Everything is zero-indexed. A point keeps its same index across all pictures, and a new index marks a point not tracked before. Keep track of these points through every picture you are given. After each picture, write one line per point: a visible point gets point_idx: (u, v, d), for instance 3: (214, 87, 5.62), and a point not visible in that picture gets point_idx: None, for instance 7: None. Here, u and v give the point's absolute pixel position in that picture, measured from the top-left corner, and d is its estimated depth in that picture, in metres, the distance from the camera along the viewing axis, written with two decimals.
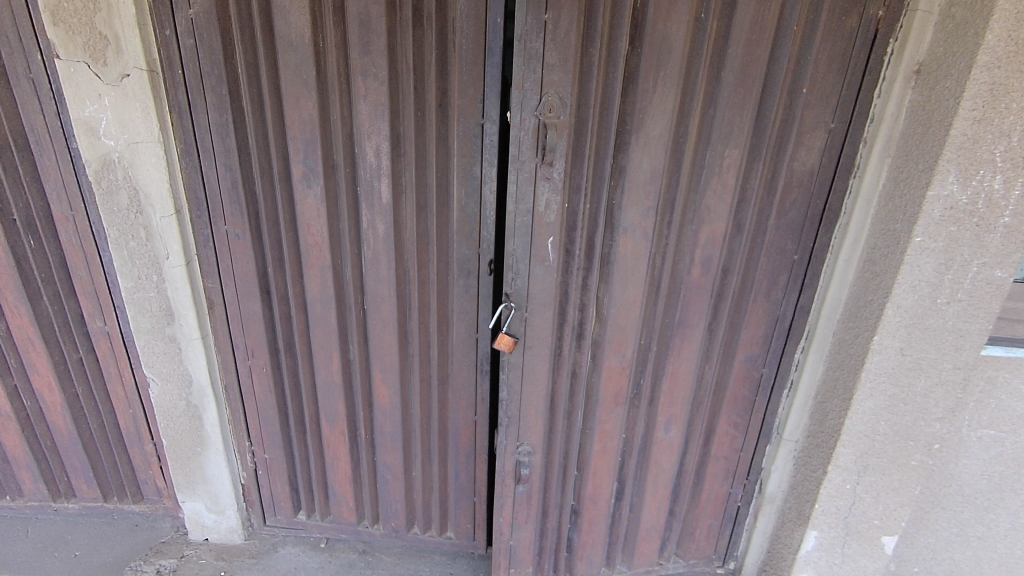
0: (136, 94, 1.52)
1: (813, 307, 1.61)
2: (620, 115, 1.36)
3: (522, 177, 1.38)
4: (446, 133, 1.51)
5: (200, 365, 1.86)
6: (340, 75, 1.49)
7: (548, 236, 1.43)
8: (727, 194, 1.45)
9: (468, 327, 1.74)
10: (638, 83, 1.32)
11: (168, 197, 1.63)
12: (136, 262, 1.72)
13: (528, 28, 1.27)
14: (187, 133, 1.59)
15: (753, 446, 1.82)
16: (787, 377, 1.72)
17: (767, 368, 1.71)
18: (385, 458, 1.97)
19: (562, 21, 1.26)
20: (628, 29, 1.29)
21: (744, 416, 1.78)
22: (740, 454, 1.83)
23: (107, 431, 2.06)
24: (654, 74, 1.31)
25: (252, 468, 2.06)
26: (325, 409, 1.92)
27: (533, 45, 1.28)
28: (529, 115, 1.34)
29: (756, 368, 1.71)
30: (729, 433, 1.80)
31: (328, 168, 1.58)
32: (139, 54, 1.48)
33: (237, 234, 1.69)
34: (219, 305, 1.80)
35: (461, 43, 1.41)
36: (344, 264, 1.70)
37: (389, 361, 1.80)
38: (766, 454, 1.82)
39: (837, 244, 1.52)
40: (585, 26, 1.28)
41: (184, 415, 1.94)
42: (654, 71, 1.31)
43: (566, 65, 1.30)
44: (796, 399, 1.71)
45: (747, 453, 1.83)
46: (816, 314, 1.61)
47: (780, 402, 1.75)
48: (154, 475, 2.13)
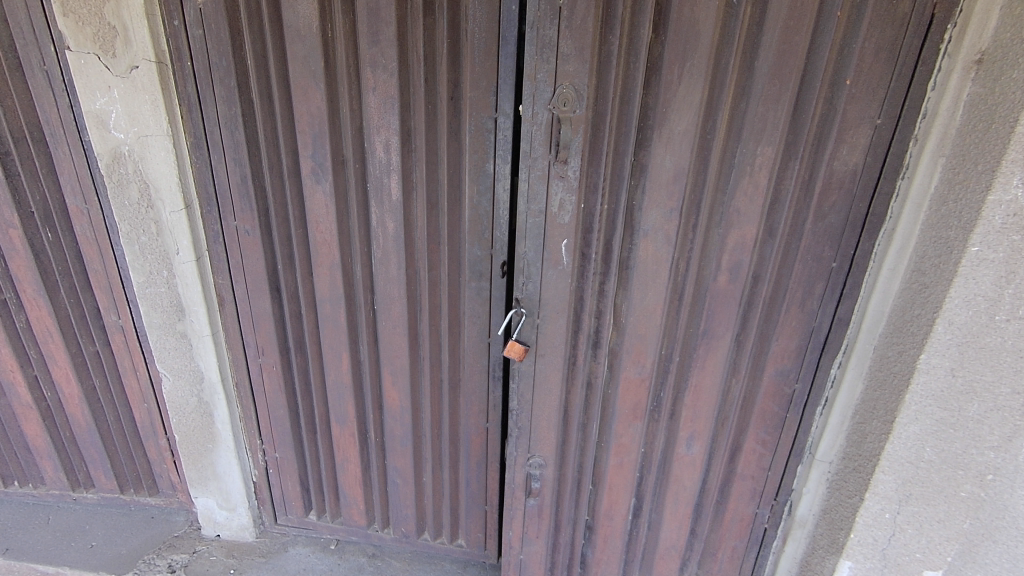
0: (145, 86, 1.50)
1: (852, 319, 1.49)
2: (642, 109, 1.26)
3: (535, 176, 1.31)
4: (459, 127, 1.44)
5: (211, 362, 1.84)
6: (349, 67, 1.43)
7: (562, 238, 1.35)
8: (758, 195, 1.34)
9: (480, 331, 1.66)
10: (662, 73, 1.22)
11: (178, 192, 1.60)
12: (146, 256, 1.70)
13: (541, 14, 1.20)
14: (197, 126, 1.55)
15: (783, 464, 1.71)
16: (822, 393, 1.60)
17: (799, 383, 1.59)
18: (396, 462, 1.92)
19: (578, 7, 1.18)
20: (652, 16, 1.19)
21: (773, 433, 1.66)
22: (768, 473, 1.72)
23: (123, 424, 2.07)
24: (680, 64, 1.21)
25: (263, 466, 2.03)
26: (335, 409, 1.88)
27: (547, 33, 1.21)
28: (542, 109, 1.26)
29: (788, 383, 1.59)
30: (757, 450, 1.69)
31: (337, 163, 1.53)
32: (148, 45, 1.46)
33: (247, 230, 1.65)
34: (229, 302, 1.77)
35: (474, 32, 1.33)
36: (354, 262, 1.65)
37: (399, 363, 1.75)
38: (797, 474, 1.71)
39: (881, 251, 1.39)
40: (604, 13, 1.19)
41: (195, 411, 1.92)
42: (680, 60, 1.20)
43: (583, 55, 1.21)
44: (831, 418, 1.58)
45: (776, 472, 1.72)
46: (856, 327, 1.49)
47: (814, 420, 1.64)
48: (168, 470, 2.12)
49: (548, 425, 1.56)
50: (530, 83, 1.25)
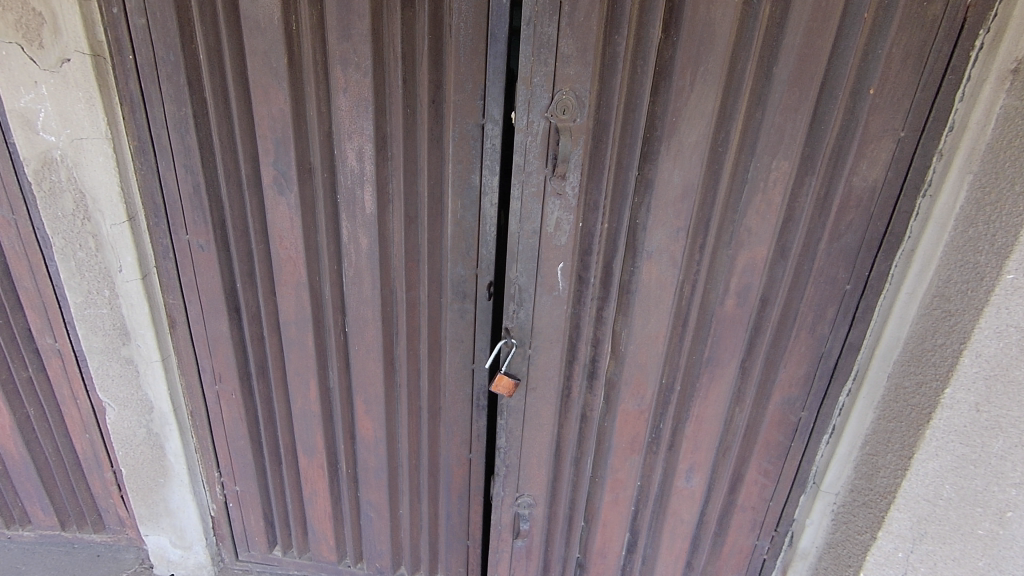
0: (78, 82, 1.30)
1: (864, 344, 1.39)
2: (649, 118, 1.13)
3: (529, 193, 1.17)
4: (441, 134, 1.29)
5: (161, 391, 1.65)
6: (316, 64, 1.26)
7: (558, 261, 1.22)
8: (771, 214, 1.22)
9: (463, 357, 1.51)
10: (673, 78, 1.09)
11: (119, 203, 1.41)
12: (84, 274, 1.50)
13: (539, 9, 1.05)
14: (140, 128, 1.36)
15: (785, 494, 1.61)
16: (829, 421, 1.50)
17: (806, 411, 1.49)
18: (370, 495, 1.76)
19: (581, 3, 1.04)
20: (662, 13, 1.06)
21: (776, 463, 1.56)
22: (769, 504, 1.62)
23: (64, 455, 1.85)
24: (692, 68, 1.08)
25: (222, 501, 1.85)
26: (302, 440, 1.71)
27: (545, 31, 1.07)
28: (538, 117, 1.12)
29: (794, 412, 1.49)
30: (758, 481, 1.58)
31: (303, 172, 1.36)
32: (81, 35, 1.26)
33: (201, 244, 1.47)
34: (182, 324, 1.59)
35: (459, 27, 1.18)
36: (323, 281, 1.48)
37: (374, 390, 1.59)
38: (800, 504, 1.60)
39: (898, 274, 1.29)
40: (610, 9, 1.06)
41: (144, 443, 1.73)
42: (693, 64, 1.08)
43: (586, 57, 1.08)
44: (838, 448, 1.48)
45: (778, 502, 1.61)
46: (868, 353, 1.38)
47: (820, 449, 1.53)
48: (115, 505, 1.92)
49: (539, 461, 1.42)
50: (525, 88, 1.11)
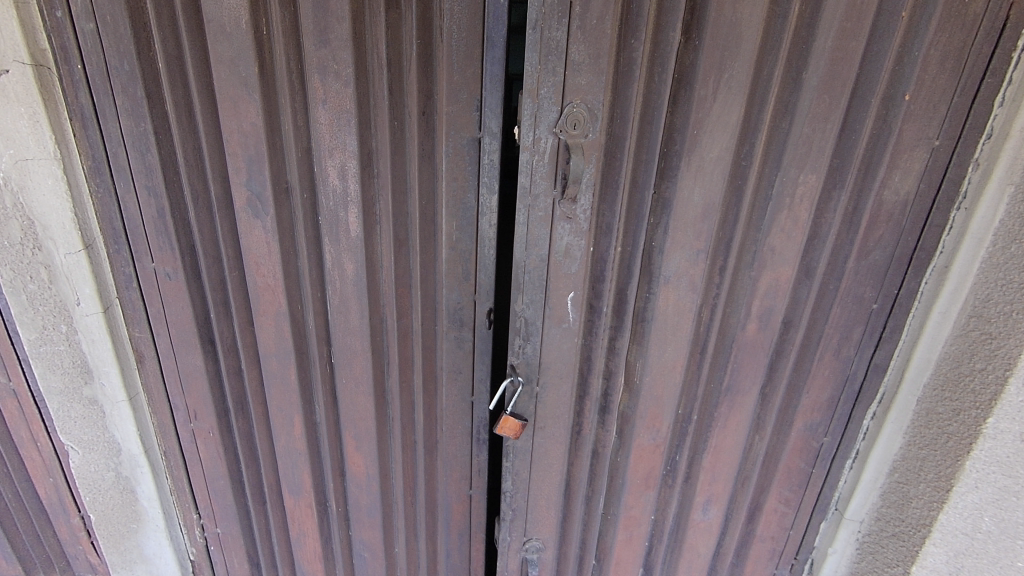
0: (17, 95, 1.15)
1: (892, 365, 1.28)
2: (666, 131, 1.03)
3: (534, 216, 1.08)
4: (432, 149, 1.16)
5: (129, 432, 1.52)
6: (291, 72, 1.12)
7: (568, 291, 1.14)
8: (797, 231, 1.12)
9: (461, 389, 1.40)
10: (694, 86, 0.99)
11: (73, 230, 1.27)
12: (37, 309, 1.34)
13: (546, 11, 0.96)
14: (95, 147, 1.22)
15: (805, 522, 1.50)
16: (852, 445, 1.39)
17: (828, 437, 1.39)
18: (362, 534, 1.63)
19: (593, 5, 0.95)
20: (683, 14, 0.96)
21: (797, 491, 1.46)
22: (789, 533, 1.52)
23: (26, 502, 1.69)
24: (716, 75, 0.98)
25: (202, 543, 1.71)
26: (287, 478, 1.58)
27: (553, 36, 0.98)
28: (545, 132, 1.03)
29: (816, 438, 1.38)
30: (778, 510, 1.48)
31: (279, 192, 1.22)
32: (20, 42, 1.11)
33: (168, 273, 1.33)
34: (150, 359, 1.44)
35: (451, 31, 1.06)
36: (306, 310, 1.35)
37: (364, 426, 1.46)
38: (820, 532, 1.50)
39: (930, 290, 1.17)
40: (624, 11, 0.96)
41: (113, 488, 1.59)
42: (717, 69, 0.98)
43: (598, 65, 0.99)
44: (863, 474, 1.37)
45: (798, 530, 1.51)
46: (896, 375, 1.27)
47: (842, 474, 1.43)
48: (85, 551, 1.76)
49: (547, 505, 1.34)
50: (530, 100, 1.02)
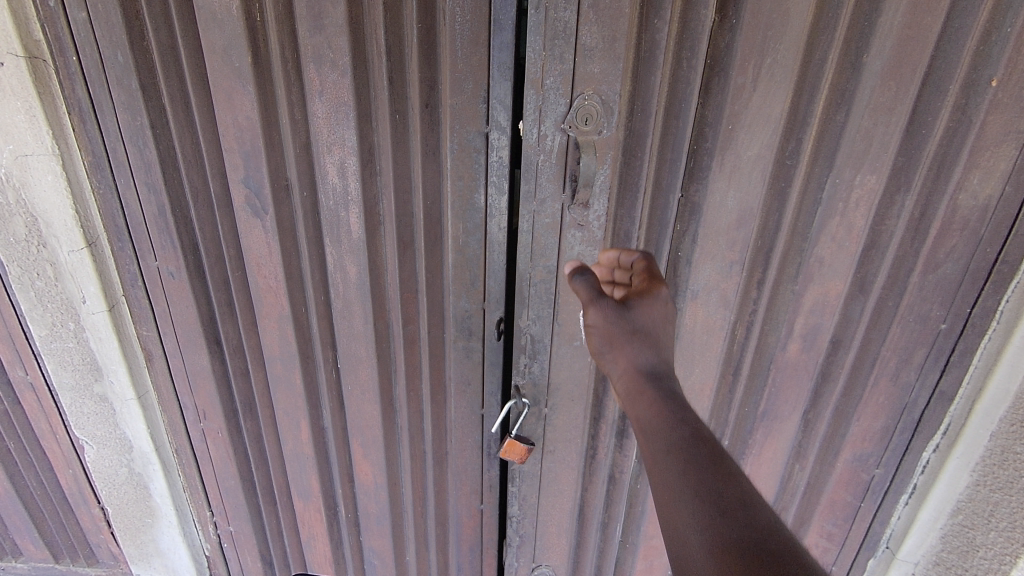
0: (15, 90, 1.11)
1: (960, 394, 1.10)
2: (696, 125, 0.93)
3: (540, 226, 1.02)
4: (437, 144, 1.06)
5: (139, 430, 1.50)
6: (287, 62, 1.04)
7: (580, 305, 1.08)
8: (850, 240, 0.98)
9: (470, 402, 1.31)
10: (730, 73, 0.88)
11: (75, 227, 1.24)
12: (45, 305, 1.33)
13: None
14: (94, 141, 1.18)
15: (850, 558, 1.35)
16: (909, 479, 1.23)
17: (881, 469, 1.23)
18: (372, 541, 1.58)
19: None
20: None
21: (842, 525, 1.31)
22: (831, 569, 1.37)
23: (49, 490, 1.72)
24: (756, 61, 0.87)
25: (216, 540, 1.69)
26: (297, 482, 1.53)
27: (561, 16, 0.88)
28: (551, 130, 0.95)
29: (866, 470, 1.23)
30: (819, 544, 1.34)
31: (279, 191, 1.15)
32: (12, 34, 1.06)
33: (171, 272, 1.28)
34: (159, 357, 1.42)
35: (453, 12, 0.95)
36: (310, 313, 1.28)
37: (372, 434, 1.39)
38: (868, 570, 1.35)
39: (1011, 310, 1.00)
40: None
41: (127, 483, 1.59)
42: (757, 54, 0.86)
43: (616, 51, 0.89)
44: (920, 513, 1.21)
45: (842, 567, 1.37)
46: (964, 405, 1.10)
47: (896, 510, 1.27)
48: (106, 541, 1.78)
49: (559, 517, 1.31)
50: (533, 95, 0.94)
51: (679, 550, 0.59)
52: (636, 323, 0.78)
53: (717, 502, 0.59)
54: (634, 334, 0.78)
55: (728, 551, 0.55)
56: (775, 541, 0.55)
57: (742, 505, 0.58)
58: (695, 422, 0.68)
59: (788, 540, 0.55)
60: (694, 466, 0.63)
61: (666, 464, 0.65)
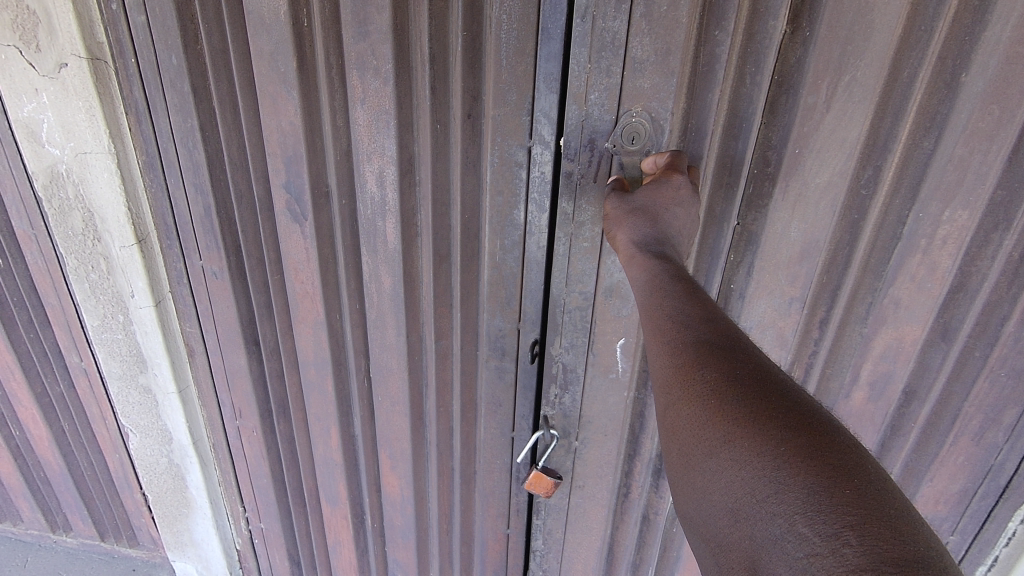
0: (77, 90, 1.15)
1: None
2: (761, 148, 0.85)
3: (578, 250, 1.02)
4: (478, 156, 1.02)
5: (180, 423, 1.53)
6: (331, 68, 1.02)
7: (618, 337, 1.07)
8: (933, 281, 0.86)
9: (501, 423, 1.26)
10: (801, 91, 0.80)
11: (127, 224, 1.27)
12: (98, 297, 1.38)
13: None
14: (148, 141, 1.20)
15: None
16: (989, 551, 1.09)
17: (957, 535, 1.10)
18: (397, 553, 1.55)
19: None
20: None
21: None
22: None
23: (98, 473, 1.79)
24: (831, 77, 0.78)
25: (247, 536, 1.71)
26: (325, 487, 1.53)
27: (609, 26, 0.84)
28: (596, 147, 0.92)
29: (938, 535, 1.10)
30: None
31: (319, 197, 1.14)
32: (76, 35, 1.10)
33: (214, 271, 1.29)
34: (200, 354, 1.44)
35: (499, 20, 0.90)
36: (345, 321, 1.27)
37: (400, 446, 1.36)
38: None
39: None
40: None
41: (166, 473, 1.64)
42: (834, 70, 0.78)
43: (671, 64, 0.83)
44: None
45: None
46: None
47: None
48: (146, 524, 1.84)
49: (588, 544, 1.32)
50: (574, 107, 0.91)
51: (660, 381, 0.59)
52: (638, 200, 0.78)
53: (699, 336, 0.59)
54: (635, 212, 0.77)
55: (701, 368, 0.55)
56: (747, 360, 0.55)
57: (717, 336, 0.58)
58: (677, 265, 0.69)
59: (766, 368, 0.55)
60: (678, 304, 0.62)
61: (641, 298, 0.67)
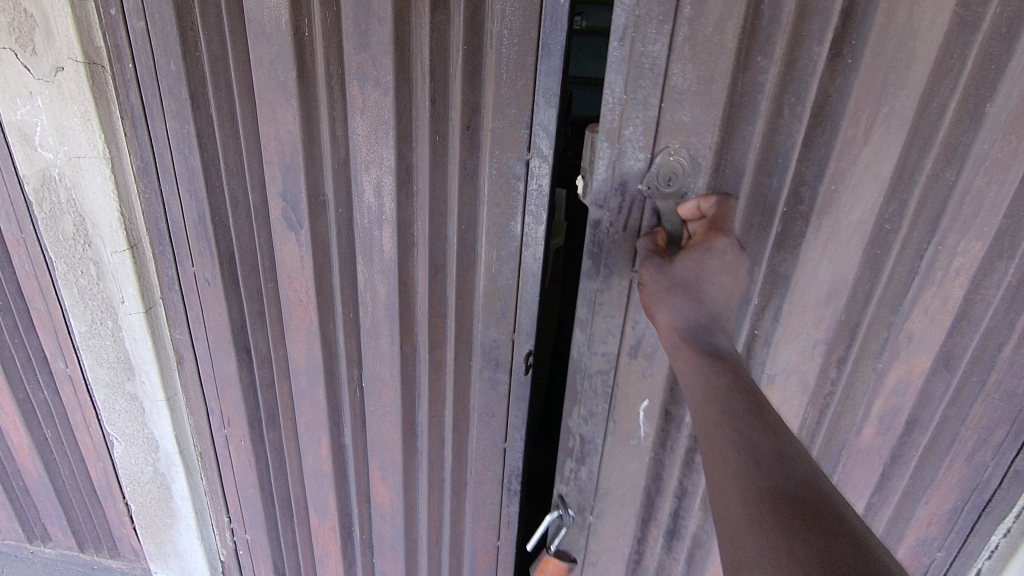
0: (73, 94, 1.14)
1: None
2: (794, 183, 0.86)
3: (601, 308, 0.98)
4: (476, 168, 1.03)
5: (166, 431, 1.51)
6: (332, 78, 1.03)
7: (641, 397, 1.05)
8: (944, 314, 0.93)
9: (493, 434, 1.26)
10: (840, 123, 0.82)
11: (119, 229, 1.26)
12: (87, 303, 1.37)
13: (644, 20, 0.79)
14: (143, 146, 1.20)
15: None
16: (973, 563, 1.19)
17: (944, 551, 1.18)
18: (385, 566, 1.54)
19: (708, 13, 0.77)
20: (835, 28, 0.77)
21: None
22: None
23: (80, 481, 1.75)
24: (870, 109, 0.80)
25: (232, 547, 1.69)
26: (313, 498, 1.51)
27: (649, 50, 0.81)
28: (627, 189, 0.88)
29: (928, 553, 1.19)
30: None
31: (315, 205, 1.14)
32: (74, 40, 1.09)
33: (207, 278, 1.28)
34: (189, 361, 1.42)
35: (501, 36, 0.92)
36: (338, 330, 1.26)
37: (391, 457, 1.36)
38: None
39: None
40: (749, 22, 0.78)
41: (151, 482, 1.61)
42: (875, 100, 0.80)
43: (712, 95, 0.81)
44: None
45: None
46: None
47: None
48: (129, 535, 1.80)
49: None
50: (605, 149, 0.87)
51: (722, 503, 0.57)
52: (681, 274, 0.75)
53: (770, 469, 0.57)
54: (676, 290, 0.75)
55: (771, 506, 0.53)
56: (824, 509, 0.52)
57: (790, 470, 0.56)
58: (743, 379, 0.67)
59: (823, 497, 0.53)
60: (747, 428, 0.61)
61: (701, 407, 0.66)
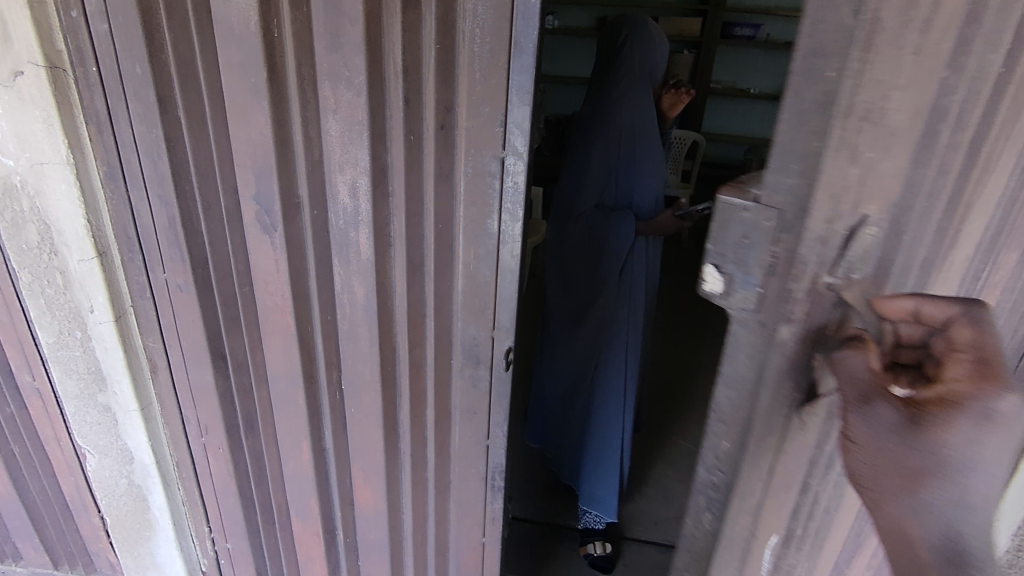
0: (35, 99, 1.11)
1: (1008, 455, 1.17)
2: (943, 229, 0.69)
3: (756, 451, 0.69)
4: (452, 167, 1.04)
5: (142, 442, 1.48)
6: (303, 79, 1.02)
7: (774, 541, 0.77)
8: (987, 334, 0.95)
9: (475, 432, 1.28)
10: (987, 144, 0.67)
11: (87, 236, 1.23)
12: (54, 313, 1.32)
13: (821, 27, 0.53)
14: (110, 151, 1.17)
15: None
16: None
17: None
18: (370, 568, 1.54)
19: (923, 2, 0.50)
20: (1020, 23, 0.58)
21: None
22: None
23: (51, 497, 1.70)
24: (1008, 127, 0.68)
25: (214, 557, 1.66)
26: (296, 504, 1.50)
27: (834, 68, 0.53)
28: (789, 284, 0.59)
29: None
30: None
31: (289, 208, 1.13)
32: (34, 42, 1.06)
33: (180, 284, 1.26)
34: (164, 370, 1.40)
35: (474, 35, 0.94)
36: (315, 333, 1.26)
37: (373, 459, 1.36)
38: None
39: None
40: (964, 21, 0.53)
41: (127, 495, 1.56)
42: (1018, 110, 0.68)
43: (911, 130, 0.55)
44: None
45: None
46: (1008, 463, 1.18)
47: None
48: (105, 550, 1.75)
49: None
50: (715, 228, 0.61)
51: None
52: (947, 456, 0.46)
53: None
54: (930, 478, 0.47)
55: None
56: None
57: None
58: None
59: None
60: None
61: None
